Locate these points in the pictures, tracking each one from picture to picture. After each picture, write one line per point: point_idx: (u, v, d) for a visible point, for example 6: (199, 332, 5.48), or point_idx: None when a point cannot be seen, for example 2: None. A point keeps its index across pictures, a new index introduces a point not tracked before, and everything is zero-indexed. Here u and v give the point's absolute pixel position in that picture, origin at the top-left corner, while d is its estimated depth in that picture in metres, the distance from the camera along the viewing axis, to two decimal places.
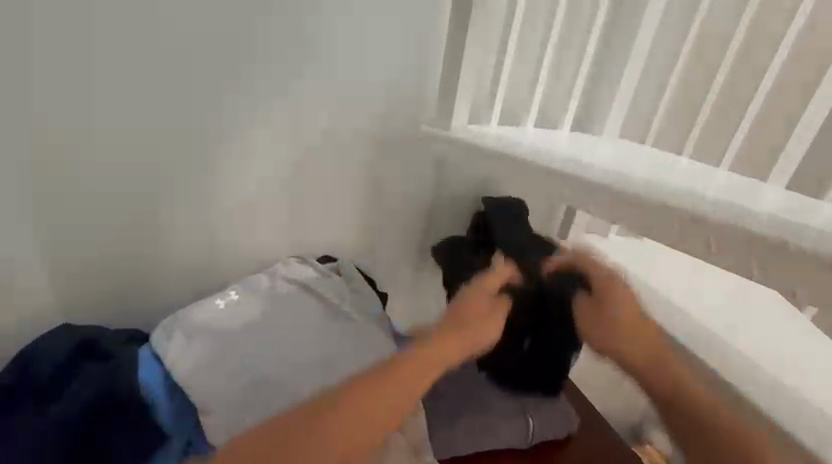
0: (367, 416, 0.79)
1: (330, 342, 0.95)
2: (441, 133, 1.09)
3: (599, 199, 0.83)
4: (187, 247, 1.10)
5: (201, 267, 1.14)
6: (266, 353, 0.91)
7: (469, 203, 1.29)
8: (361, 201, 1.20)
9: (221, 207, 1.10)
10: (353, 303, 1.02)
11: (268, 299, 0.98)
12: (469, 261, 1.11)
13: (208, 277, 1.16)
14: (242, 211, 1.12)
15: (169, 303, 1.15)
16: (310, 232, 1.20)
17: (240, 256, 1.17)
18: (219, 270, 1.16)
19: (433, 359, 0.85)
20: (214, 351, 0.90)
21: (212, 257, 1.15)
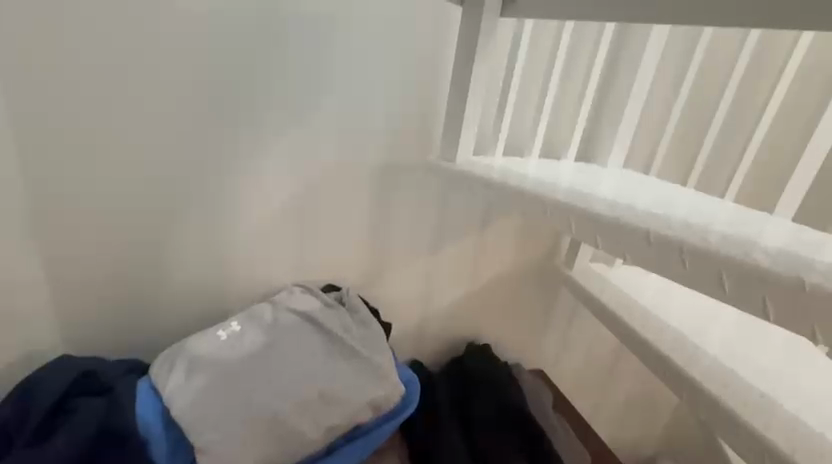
0: None
1: (332, 376, 0.92)
2: (447, 164, 1.07)
3: (602, 232, 0.82)
4: (193, 273, 1.12)
5: (207, 295, 1.15)
6: (266, 387, 0.88)
7: (474, 232, 1.29)
8: (366, 232, 1.20)
9: (227, 234, 1.11)
10: (357, 335, 1.00)
11: (271, 331, 0.97)
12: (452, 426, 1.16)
13: (211, 304, 1.16)
14: (247, 240, 1.13)
15: (174, 330, 1.15)
16: (315, 262, 1.20)
17: (245, 285, 1.17)
18: (222, 298, 1.16)
19: None
20: (212, 384, 0.87)
21: (217, 286, 1.15)
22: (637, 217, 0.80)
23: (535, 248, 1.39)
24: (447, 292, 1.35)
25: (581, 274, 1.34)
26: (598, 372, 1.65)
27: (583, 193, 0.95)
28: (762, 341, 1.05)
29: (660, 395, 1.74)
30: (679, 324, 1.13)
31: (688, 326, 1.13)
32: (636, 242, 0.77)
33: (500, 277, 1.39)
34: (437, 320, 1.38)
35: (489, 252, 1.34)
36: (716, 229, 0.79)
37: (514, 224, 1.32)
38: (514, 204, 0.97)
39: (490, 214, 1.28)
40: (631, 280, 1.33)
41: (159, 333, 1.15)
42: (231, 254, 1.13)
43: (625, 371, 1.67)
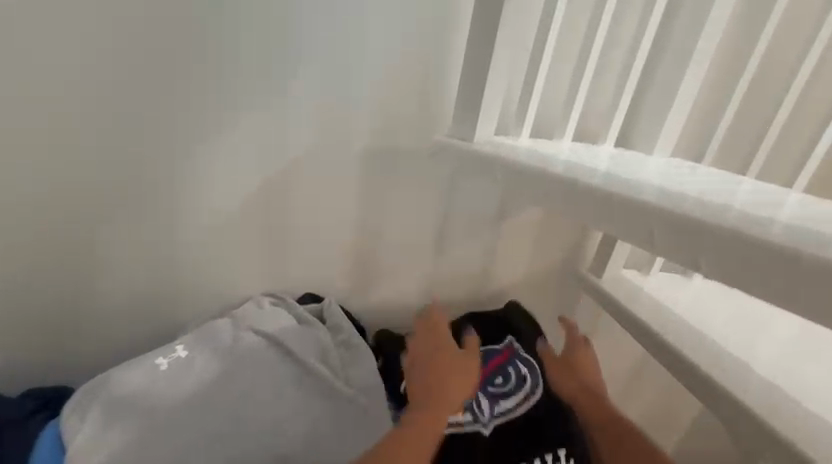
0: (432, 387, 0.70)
1: (305, 428, 0.71)
2: (458, 144, 0.80)
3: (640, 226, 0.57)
4: (134, 279, 0.89)
5: (153, 308, 0.91)
6: (215, 445, 0.67)
7: (484, 231, 1.06)
8: (352, 230, 0.96)
9: (176, 232, 0.87)
10: (340, 366, 0.78)
11: (228, 359, 0.74)
12: None
13: (159, 317, 0.92)
14: (202, 238, 0.89)
15: (115, 353, 0.93)
16: (292, 267, 0.96)
17: (204, 297, 0.93)
18: (173, 311, 0.93)
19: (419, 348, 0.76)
20: (142, 440, 0.65)
21: (166, 298, 0.91)
22: (739, 211, 0.54)
23: (556, 251, 1.15)
24: (451, 301, 1.12)
25: (612, 283, 1.10)
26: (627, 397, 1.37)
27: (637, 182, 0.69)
28: (800, 345, 0.96)
29: (698, 408, 1.41)
30: (712, 327, 0.99)
31: (728, 328, 0.99)
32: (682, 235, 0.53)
33: (516, 284, 1.16)
34: None
35: (503, 255, 1.10)
36: (803, 217, 0.57)
37: (534, 221, 1.09)
38: (543, 191, 0.69)
39: (508, 208, 1.05)
40: (670, 285, 1.12)
41: (96, 357, 0.92)
42: (184, 255, 0.89)
43: (655, 383, 1.36)
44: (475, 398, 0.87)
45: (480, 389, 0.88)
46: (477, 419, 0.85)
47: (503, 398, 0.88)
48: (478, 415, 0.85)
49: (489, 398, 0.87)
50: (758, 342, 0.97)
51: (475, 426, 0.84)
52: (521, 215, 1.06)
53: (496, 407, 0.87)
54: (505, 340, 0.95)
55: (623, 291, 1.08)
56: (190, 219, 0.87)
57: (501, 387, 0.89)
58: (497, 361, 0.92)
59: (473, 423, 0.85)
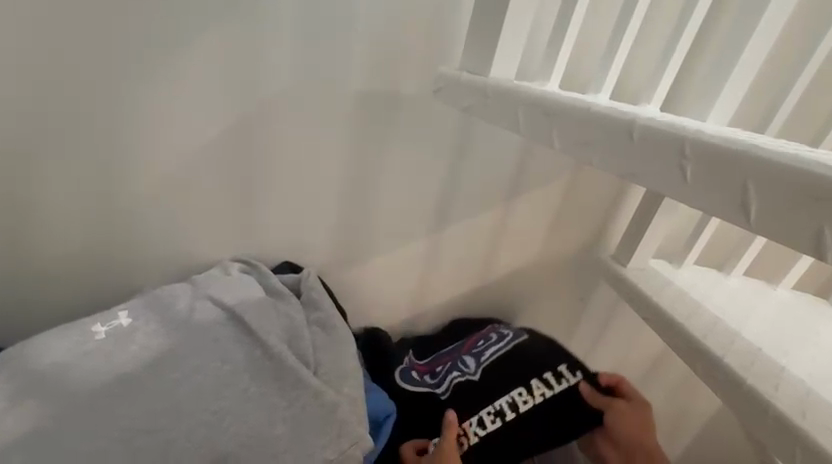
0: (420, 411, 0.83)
1: (247, 426, 0.54)
2: (469, 77, 0.60)
3: (658, 169, 0.36)
4: (76, 236, 0.74)
5: (101, 269, 0.77)
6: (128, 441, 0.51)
7: (493, 204, 0.91)
8: (340, 192, 0.82)
9: (129, 183, 0.72)
10: (310, 351, 0.64)
11: (177, 333, 0.61)
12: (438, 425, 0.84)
13: (109, 280, 0.78)
14: (159, 191, 0.74)
15: (54, 318, 0.79)
16: (263, 229, 0.82)
17: (161, 259, 0.79)
18: (129, 274, 0.79)
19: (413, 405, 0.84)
20: (40, 431, 0.51)
21: (116, 258, 0.77)
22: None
23: (575, 233, 1.00)
24: (449, 281, 0.98)
25: (638, 274, 0.94)
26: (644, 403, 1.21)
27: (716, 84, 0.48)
28: None
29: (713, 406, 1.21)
30: (756, 334, 0.80)
31: (775, 335, 0.81)
32: (718, 167, 0.32)
33: (524, 266, 1.01)
34: (435, 319, 1.02)
35: (512, 231, 0.95)
36: None
37: (554, 197, 0.94)
38: (549, 135, 0.48)
39: (522, 177, 0.89)
40: (704, 283, 0.95)
41: (34, 322, 0.78)
42: (137, 209, 0.74)
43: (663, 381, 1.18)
44: (458, 359, 0.88)
45: (464, 353, 0.89)
46: (464, 374, 0.85)
47: (487, 349, 0.87)
48: (465, 370, 0.86)
49: (475, 361, 0.87)
50: (820, 355, 0.77)
51: (463, 377, 0.85)
52: (538, 186, 0.91)
53: (482, 357, 0.87)
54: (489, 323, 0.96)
55: (650, 284, 0.91)
56: (145, 166, 0.72)
57: (485, 345, 0.88)
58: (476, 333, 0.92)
59: (462, 377, 0.85)
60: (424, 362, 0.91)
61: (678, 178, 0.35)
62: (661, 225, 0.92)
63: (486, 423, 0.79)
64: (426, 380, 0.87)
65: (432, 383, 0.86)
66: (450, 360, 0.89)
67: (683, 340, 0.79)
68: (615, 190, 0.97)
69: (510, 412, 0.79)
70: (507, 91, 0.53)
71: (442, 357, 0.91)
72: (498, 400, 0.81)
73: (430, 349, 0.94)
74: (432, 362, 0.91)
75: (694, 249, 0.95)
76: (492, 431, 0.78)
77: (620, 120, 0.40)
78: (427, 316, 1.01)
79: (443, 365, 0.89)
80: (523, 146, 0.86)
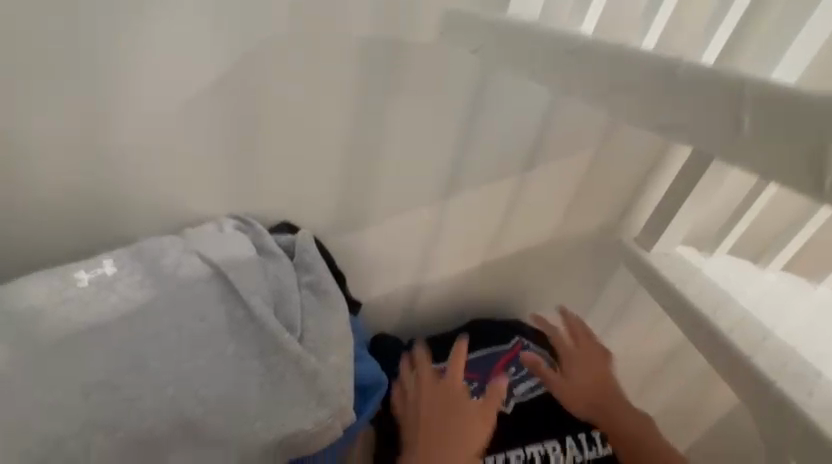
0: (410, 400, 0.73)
1: (221, 388, 0.51)
2: (488, 16, 0.52)
3: (702, 120, 0.30)
4: (52, 187, 0.68)
5: (87, 220, 0.72)
6: (91, 395, 0.49)
7: (507, 173, 0.84)
8: (341, 152, 0.76)
9: (108, 132, 0.66)
10: (297, 315, 0.61)
11: (160, 285, 0.58)
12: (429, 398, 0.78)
13: (88, 235, 0.73)
14: (145, 141, 0.68)
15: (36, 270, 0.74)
16: (258, 186, 0.76)
17: (151, 213, 0.74)
18: (111, 230, 0.74)
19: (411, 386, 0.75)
20: (1, 379, 0.49)
21: (102, 212, 0.72)
22: None
23: (595, 212, 0.93)
24: (456, 254, 0.92)
25: (663, 260, 0.87)
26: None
27: (786, 40, 0.47)
28: None
29: None
30: (785, 329, 0.73)
31: (806, 331, 0.74)
32: (788, 115, 0.25)
33: (537, 242, 0.94)
34: (437, 293, 0.97)
35: (526, 203, 0.88)
36: None
37: (574, 171, 0.86)
38: (577, 81, 0.40)
39: (542, 145, 0.82)
40: (735, 276, 0.86)
41: (14, 274, 0.73)
42: (120, 161, 0.69)
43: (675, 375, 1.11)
44: (486, 385, 0.84)
45: (496, 380, 0.85)
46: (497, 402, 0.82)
47: (521, 383, 0.85)
48: None
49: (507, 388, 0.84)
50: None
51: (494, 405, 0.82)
52: (559, 156, 0.83)
53: (514, 389, 0.84)
54: (517, 332, 0.90)
55: (674, 270, 0.84)
56: (127, 114, 0.66)
57: (517, 375, 0.85)
58: (506, 358, 0.87)
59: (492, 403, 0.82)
60: (443, 367, 0.86)
61: (734, 129, 0.28)
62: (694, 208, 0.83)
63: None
64: None
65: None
66: (477, 379, 0.85)
67: (709, 334, 0.72)
68: (645, 167, 0.88)
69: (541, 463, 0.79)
70: (528, 34, 0.45)
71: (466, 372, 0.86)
72: (531, 448, 0.80)
73: (451, 351, 0.88)
74: None
75: (729, 236, 0.86)
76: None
77: (661, 58, 0.33)
78: (431, 289, 0.96)
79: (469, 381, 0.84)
80: (543, 110, 0.78)
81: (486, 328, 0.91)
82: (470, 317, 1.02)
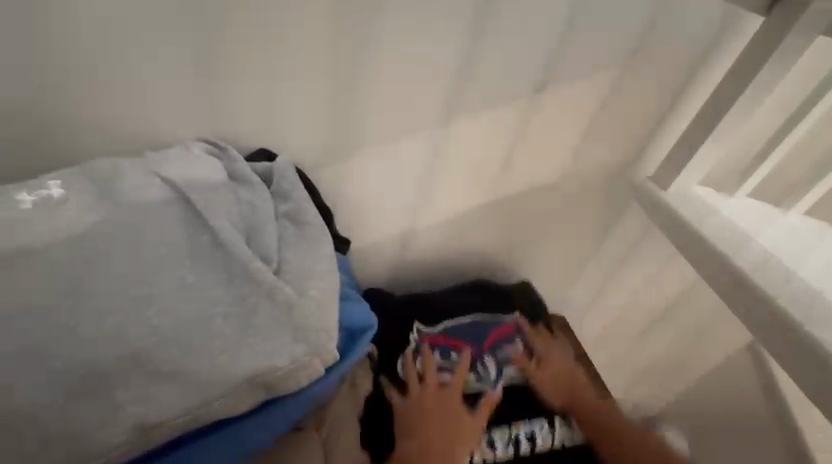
0: (411, 418, 0.67)
1: (179, 319, 0.45)
2: None
3: None
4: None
5: (26, 133, 0.61)
6: (29, 322, 0.42)
7: (514, 99, 0.74)
8: (325, 65, 0.65)
9: (42, 26, 0.55)
10: (273, 246, 0.53)
11: (113, 208, 0.50)
12: (425, 393, 0.69)
13: (27, 160, 0.63)
14: (88, 40, 0.57)
15: None
16: (228, 105, 0.65)
17: (103, 131, 0.63)
18: (56, 154, 0.63)
19: (415, 404, 0.68)
20: None
21: (45, 127, 0.61)
22: None
23: (610, 146, 0.84)
24: (455, 191, 0.83)
25: (679, 199, 0.80)
26: (654, 343, 1.12)
27: None
28: None
29: None
30: (807, 274, 0.68)
31: (827, 278, 0.69)
32: None
33: (544, 180, 0.86)
34: (434, 236, 0.88)
35: (534, 133, 0.79)
36: None
37: (590, 98, 0.77)
38: None
39: (556, 65, 0.72)
40: (756, 217, 0.79)
41: None
42: (63, 69, 0.58)
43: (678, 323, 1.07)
44: (479, 358, 0.75)
45: (488, 355, 0.75)
46: (484, 385, 0.73)
47: (513, 363, 0.75)
48: (485, 375, 0.74)
49: (499, 368, 0.75)
50: None
51: (481, 387, 0.73)
52: (575, 80, 0.74)
53: (507, 368, 0.75)
54: (518, 311, 0.81)
55: (692, 210, 0.78)
56: (60, 7, 0.55)
57: (512, 354, 0.76)
58: (502, 334, 0.77)
59: (478, 386, 0.73)
60: (437, 333, 0.76)
61: None
62: (721, 141, 0.75)
63: (498, 445, 0.68)
64: (436, 356, 0.73)
65: (439, 369, 0.73)
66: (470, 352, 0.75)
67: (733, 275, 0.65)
68: (668, 96, 0.79)
69: (527, 445, 0.69)
70: None
71: (458, 340, 0.75)
72: (517, 427, 0.70)
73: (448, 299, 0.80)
74: (447, 339, 0.75)
75: (755, 174, 0.78)
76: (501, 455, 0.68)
77: None
78: (427, 231, 0.87)
79: (463, 356, 0.74)
80: (560, 21, 0.67)
81: (482, 287, 0.82)
82: (469, 263, 0.95)
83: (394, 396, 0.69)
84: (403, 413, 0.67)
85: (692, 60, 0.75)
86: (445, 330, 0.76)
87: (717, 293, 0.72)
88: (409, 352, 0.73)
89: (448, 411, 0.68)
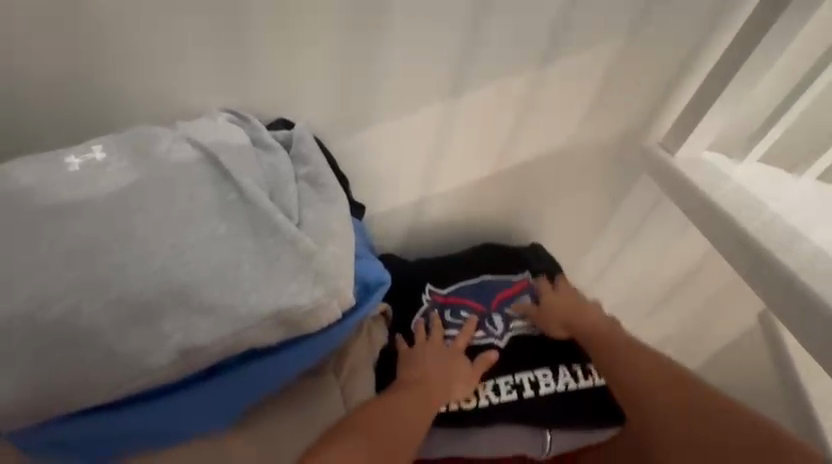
0: (414, 363, 0.70)
1: (211, 262, 0.50)
2: None
3: None
4: (32, 66, 0.64)
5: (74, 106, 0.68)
6: (86, 265, 0.48)
7: (523, 69, 0.76)
8: (338, 38, 0.68)
9: (86, 3, 0.61)
10: (293, 205, 0.58)
11: (151, 168, 0.55)
12: (432, 345, 0.73)
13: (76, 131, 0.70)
14: (122, 11, 0.62)
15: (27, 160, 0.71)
16: (250, 78, 0.70)
17: (140, 103, 0.69)
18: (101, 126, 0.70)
19: (419, 351, 0.72)
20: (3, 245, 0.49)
21: (89, 101, 0.68)
22: None
23: (619, 115, 0.85)
24: (466, 161, 0.86)
25: (688, 165, 0.81)
26: (668, 312, 1.12)
27: None
28: None
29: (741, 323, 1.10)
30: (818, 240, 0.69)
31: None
32: None
33: (554, 151, 0.88)
34: (447, 205, 0.92)
35: (544, 103, 0.80)
36: None
37: (598, 67, 0.78)
38: None
39: (563, 35, 0.73)
40: (766, 182, 0.79)
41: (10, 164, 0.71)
42: (104, 48, 0.64)
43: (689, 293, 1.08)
44: (485, 315, 0.78)
45: (494, 312, 0.79)
46: (491, 339, 0.76)
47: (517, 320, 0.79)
48: (491, 331, 0.77)
49: (505, 323, 0.78)
50: None
51: (488, 340, 0.76)
52: (581, 50, 0.75)
53: (513, 323, 0.78)
54: (526, 272, 0.83)
55: (702, 175, 0.79)
56: None
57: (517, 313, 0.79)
58: (508, 293, 0.81)
59: (486, 339, 0.76)
60: (447, 293, 0.80)
61: None
62: (729, 107, 0.76)
63: (501, 391, 0.73)
64: (445, 317, 0.78)
65: (447, 326, 0.77)
66: (477, 310, 0.79)
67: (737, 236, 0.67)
68: (677, 61, 0.79)
69: (530, 390, 0.73)
70: None
71: (467, 299, 0.79)
72: (519, 374, 0.74)
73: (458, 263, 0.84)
74: (456, 298, 0.80)
75: (763, 141, 0.78)
76: (505, 401, 0.72)
77: None
78: (439, 200, 0.91)
79: (470, 314, 0.78)
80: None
81: (491, 247, 0.85)
82: (480, 232, 0.98)
83: (401, 344, 0.74)
84: (408, 357, 0.71)
85: (699, 28, 0.76)
86: (455, 290, 0.80)
87: (724, 256, 0.74)
88: (422, 314, 0.78)
89: (450, 358, 0.71)
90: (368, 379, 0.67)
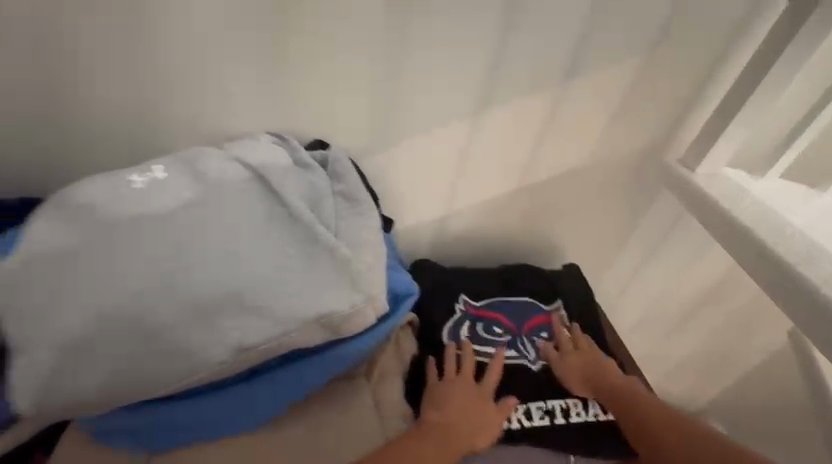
0: (440, 396, 0.69)
1: (259, 268, 0.55)
2: None
3: None
4: (101, 94, 0.72)
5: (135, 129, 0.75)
6: (151, 270, 0.54)
7: (542, 89, 0.80)
8: (372, 65, 0.74)
9: (152, 40, 0.69)
10: (331, 217, 0.63)
11: (205, 185, 0.61)
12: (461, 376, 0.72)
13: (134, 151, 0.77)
14: (182, 46, 0.70)
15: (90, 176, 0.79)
16: (290, 102, 0.76)
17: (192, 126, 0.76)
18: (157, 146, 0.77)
19: (447, 383, 0.71)
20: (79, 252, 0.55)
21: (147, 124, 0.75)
22: None
23: (637, 131, 0.88)
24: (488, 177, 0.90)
25: (708, 180, 0.83)
26: (692, 327, 1.12)
27: None
28: None
29: (768, 339, 1.09)
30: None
31: None
32: None
33: (573, 167, 0.91)
34: (470, 219, 0.96)
35: (563, 121, 0.85)
36: None
37: (616, 87, 0.82)
38: None
39: (581, 58, 0.78)
40: (788, 197, 0.80)
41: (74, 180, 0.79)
42: (164, 77, 0.72)
43: (712, 308, 1.08)
44: (516, 335, 0.80)
45: (525, 335, 0.81)
46: (523, 360, 0.78)
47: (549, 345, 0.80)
48: (523, 353, 0.79)
49: (535, 348, 0.79)
50: None
51: (521, 361, 0.78)
52: (600, 72, 0.80)
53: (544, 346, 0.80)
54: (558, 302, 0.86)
55: (721, 189, 0.81)
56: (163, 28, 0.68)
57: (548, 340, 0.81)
58: (540, 320, 0.83)
59: (518, 360, 0.78)
60: (480, 306, 0.83)
61: None
62: (746, 123, 0.78)
63: (534, 416, 0.73)
64: (478, 330, 0.80)
65: (481, 341, 0.79)
66: (511, 329, 0.81)
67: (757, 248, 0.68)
68: (694, 80, 0.82)
69: (561, 417, 0.73)
70: None
71: (500, 317, 0.82)
72: (552, 400, 0.74)
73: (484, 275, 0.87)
74: (489, 313, 0.82)
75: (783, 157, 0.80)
76: (538, 426, 0.72)
77: None
78: (463, 215, 0.95)
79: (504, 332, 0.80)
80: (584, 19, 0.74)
81: (523, 270, 0.89)
82: (502, 245, 1.01)
83: (429, 375, 0.73)
84: (434, 389, 0.71)
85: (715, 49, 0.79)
86: (488, 305, 0.83)
87: (745, 269, 0.76)
88: (454, 322, 0.80)
89: (478, 394, 0.71)
90: (396, 385, 0.70)
